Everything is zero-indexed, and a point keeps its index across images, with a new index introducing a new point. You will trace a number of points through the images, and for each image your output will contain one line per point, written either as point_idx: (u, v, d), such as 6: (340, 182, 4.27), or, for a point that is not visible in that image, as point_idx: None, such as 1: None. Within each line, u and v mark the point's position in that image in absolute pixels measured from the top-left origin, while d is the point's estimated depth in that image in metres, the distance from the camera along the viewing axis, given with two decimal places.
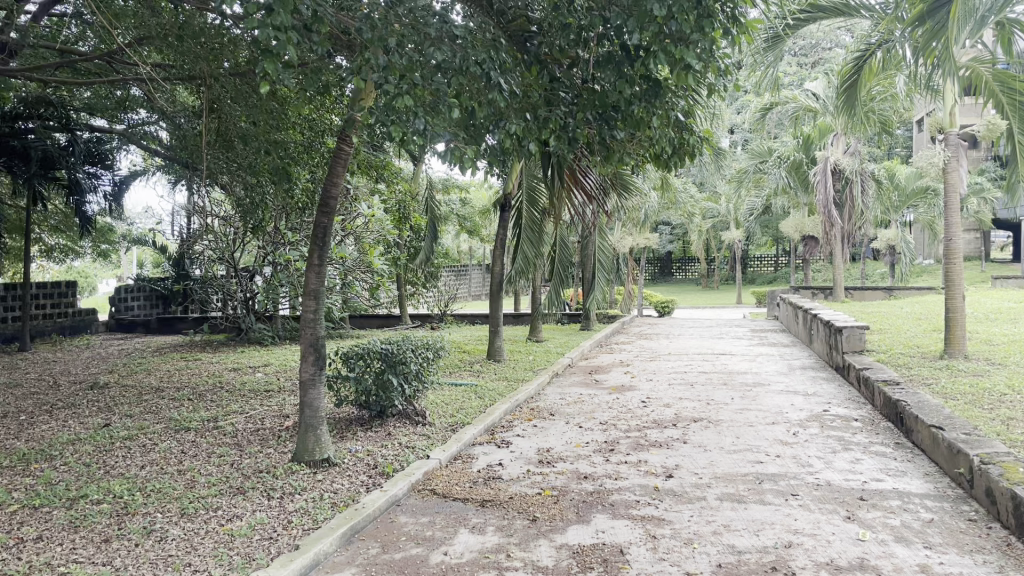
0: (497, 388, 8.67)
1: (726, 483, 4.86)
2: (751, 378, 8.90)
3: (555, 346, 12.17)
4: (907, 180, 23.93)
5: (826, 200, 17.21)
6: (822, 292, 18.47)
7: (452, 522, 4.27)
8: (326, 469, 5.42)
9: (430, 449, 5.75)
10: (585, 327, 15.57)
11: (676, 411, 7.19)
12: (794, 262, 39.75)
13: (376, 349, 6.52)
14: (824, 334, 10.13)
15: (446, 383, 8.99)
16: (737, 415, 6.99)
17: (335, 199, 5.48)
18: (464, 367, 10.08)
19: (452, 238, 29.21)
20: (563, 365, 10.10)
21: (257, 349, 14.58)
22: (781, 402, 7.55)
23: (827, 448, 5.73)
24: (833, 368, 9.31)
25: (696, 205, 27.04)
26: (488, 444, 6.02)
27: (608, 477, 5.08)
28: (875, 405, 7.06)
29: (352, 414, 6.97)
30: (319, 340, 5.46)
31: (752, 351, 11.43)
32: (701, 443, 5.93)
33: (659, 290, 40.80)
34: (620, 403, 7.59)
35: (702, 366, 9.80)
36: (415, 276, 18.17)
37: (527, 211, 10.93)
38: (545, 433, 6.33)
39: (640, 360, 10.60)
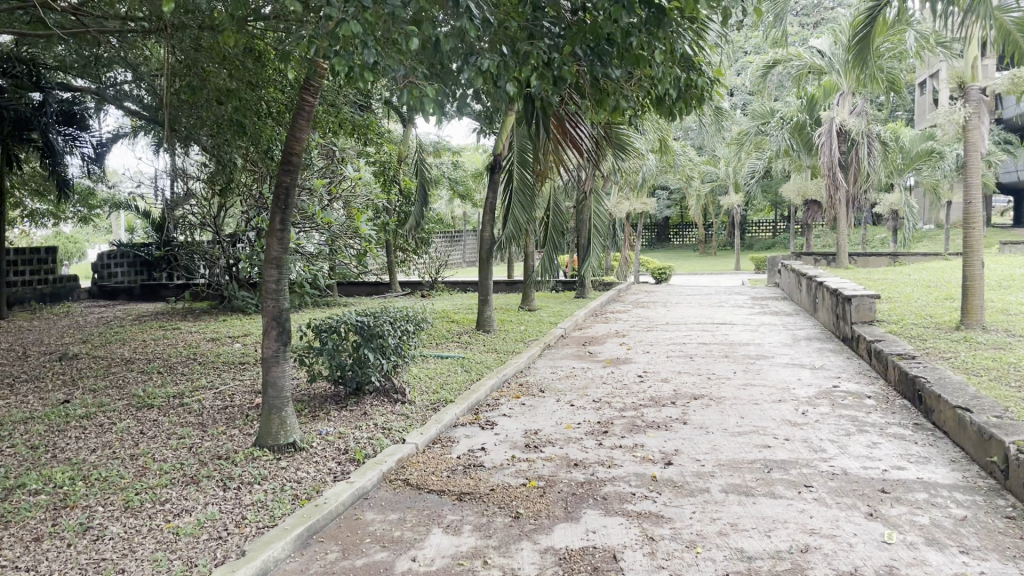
0: (485, 361, 8.17)
1: (731, 473, 4.37)
2: (754, 350, 8.41)
3: (548, 315, 11.65)
4: (911, 142, 23.33)
5: (831, 162, 16.59)
6: (824, 258, 17.95)
7: (424, 521, 3.79)
8: (291, 455, 4.93)
9: (407, 432, 5.26)
10: (579, 296, 15.06)
11: (675, 387, 6.70)
12: (793, 227, 39.20)
13: (351, 322, 6.01)
14: (830, 302, 9.65)
15: (431, 356, 8.48)
16: (741, 391, 6.51)
17: (298, 157, 4.94)
18: (451, 339, 9.57)
19: (446, 202, 28.60)
20: (556, 336, 9.60)
21: (240, 318, 14.05)
22: (787, 377, 7.07)
23: (840, 430, 5.25)
24: (840, 339, 8.83)
25: (695, 169, 26.40)
26: (470, 426, 5.53)
27: (600, 464, 4.60)
28: (888, 380, 6.58)
29: (327, 392, 6.47)
30: (281, 313, 4.95)
31: (753, 320, 10.94)
32: (702, 425, 5.45)
33: (656, 256, 40.28)
34: (615, 378, 7.11)
35: (702, 337, 9.31)
36: (405, 242, 17.60)
37: (518, 173, 10.35)
38: (533, 413, 5.84)
39: (637, 331, 10.10)
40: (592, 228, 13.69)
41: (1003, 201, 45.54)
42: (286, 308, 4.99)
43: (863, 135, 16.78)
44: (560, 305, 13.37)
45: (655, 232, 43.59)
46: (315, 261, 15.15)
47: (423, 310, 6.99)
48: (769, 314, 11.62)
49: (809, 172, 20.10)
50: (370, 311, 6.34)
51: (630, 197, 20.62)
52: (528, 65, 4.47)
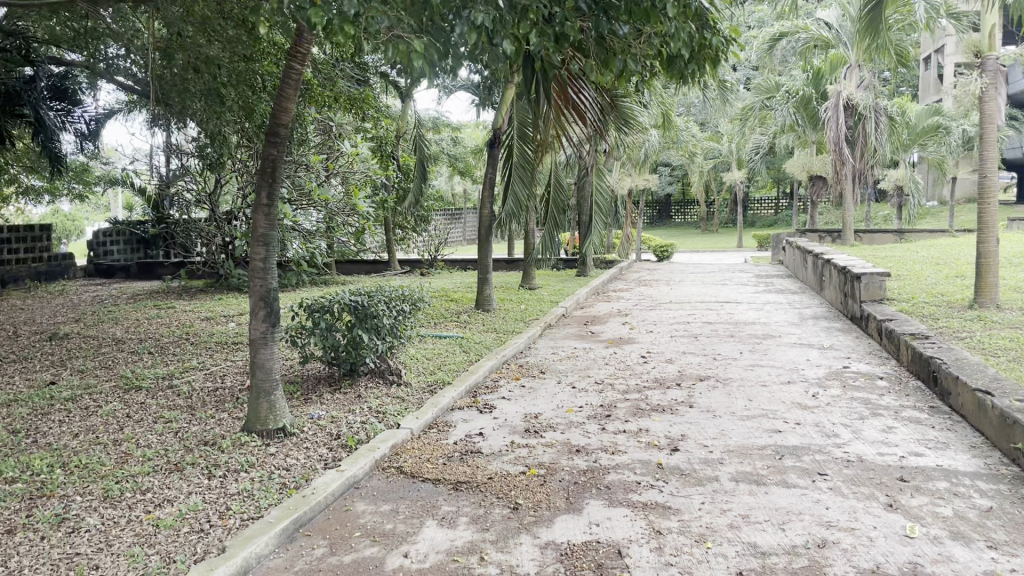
0: (484, 341, 7.96)
1: (741, 460, 4.16)
2: (760, 330, 8.19)
3: (549, 294, 11.42)
4: (918, 117, 22.99)
5: (837, 137, 16.26)
6: (829, 235, 17.69)
7: (417, 512, 3.59)
8: (280, 440, 4.72)
9: (402, 415, 5.05)
10: (581, 274, 14.82)
11: (680, 368, 6.49)
12: (796, 204, 38.87)
13: (344, 301, 5.79)
14: (837, 280, 9.41)
15: (429, 337, 8.26)
16: (748, 372, 6.29)
17: (286, 127, 4.70)
18: (449, 318, 9.35)
19: (445, 178, 28.27)
20: (557, 316, 9.37)
21: (236, 297, 13.82)
22: (796, 357, 6.85)
23: (853, 413, 5.03)
24: (848, 318, 8.61)
25: (698, 145, 26.05)
26: (468, 409, 5.32)
27: (603, 451, 4.39)
28: (900, 361, 6.36)
29: (320, 374, 6.26)
30: (269, 292, 4.73)
31: (758, 298, 10.71)
32: (709, 408, 5.24)
33: (657, 234, 39.97)
34: (618, 359, 6.90)
35: (707, 316, 9.08)
36: (404, 220, 17.33)
37: (518, 148, 10.09)
38: (533, 395, 5.63)
39: (639, 310, 9.87)
40: (594, 205, 13.42)
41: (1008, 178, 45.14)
42: (275, 287, 4.77)
43: (870, 109, 16.45)
44: (561, 283, 13.13)
45: (657, 209, 43.24)
46: (312, 239, 14.90)
47: (420, 289, 6.76)
48: (774, 292, 11.39)
49: (814, 147, 19.78)
50: (364, 291, 6.12)
51: (632, 173, 20.31)
52: (527, 20, 4.17)
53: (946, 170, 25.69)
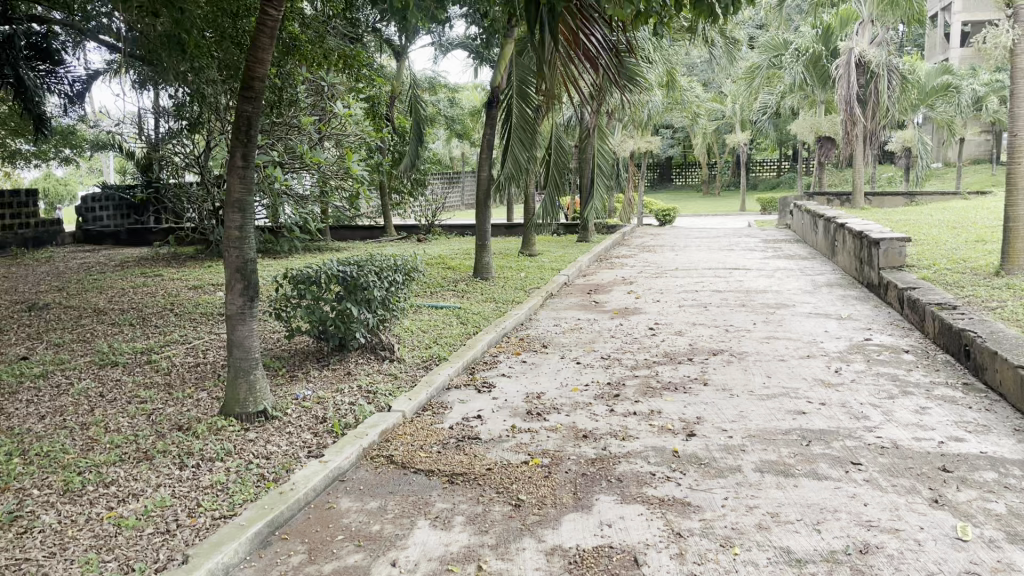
0: (482, 313, 7.57)
1: (765, 447, 3.79)
2: (772, 299, 7.79)
3: (550, 261, 11.01)
4: (928, 76, 22.39)
5: (848, 96, 15.64)
6: (837, 198, 17.23)
7: (408, 510, 3.22)
8: (261, 425, 4.35)
9: (394, 396, 4.68)
10: (582, 239, 14.39)
11: (691, 341, 6.11)
12: (799, 166, 38.28)
13: (332, 272, 5.38)
14: (851, 246, 8.99)
15: (426, 308, 7.87)
16: (764, 346, 5.91)
17: (261, 83, 4.25)
18: (445, 287, 8.95)
19: (443, 142, 27.66)
20: (559, 285, 8.97)
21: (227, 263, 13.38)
22: (813, 328, 6.46)
23: (882, 392, 4.65)
24: (864, 286, 8.19)
25: (701, 107, 25.44)
26: (465, 388, 4.94)
27: (612, 437, 4.01)
28: (926, 333, 5.96)
29: (307, 349, 5.87)
30: (246, 264, 4.32)
31: (767, 265, 10.30)
32: (725, 386, 4.86)
33: (658, 197, 39.42)
34: (625, 331, 6.52)
35: (717, 284, 8.68)
36: (400, 184, 16.84)
37: (518, 107, 9.61)
38: (535, 372, 5.26)
39: (645, 278, 9.47)
40: (596, 168, 12.94)
41: None
42: (253, 258, 4.37)
43: (882, 67, 15.86)
44: (562, 249, 12.71)
45: (658, 171, 42.62)
46: (305, 204, 14.44)
47: (414, 258, 6.36)
48: (784, 258, 10.97)
49: (822, 107, 19.23)
50: (355, 260, 5.72)
51: (634, 134, 19.77)
52: None
53: (954, 131, 25.11)
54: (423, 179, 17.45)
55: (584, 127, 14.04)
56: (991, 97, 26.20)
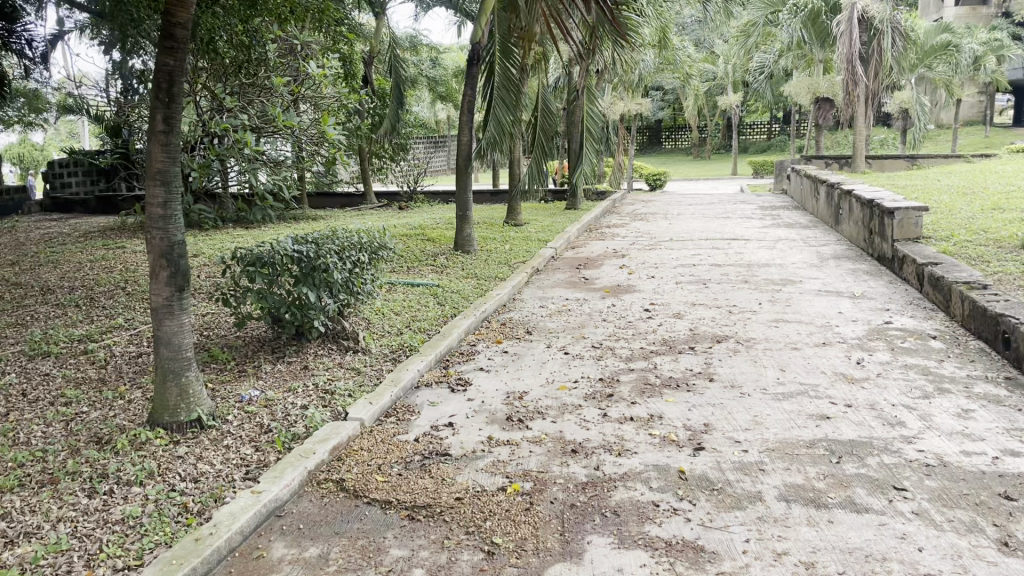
0: (462, 292, 6.94)
1: (788, 467, 3.18)
2: (777, 274, 7.16)
3: (536, 231, 10.34)
4: (927, 34, 21.62)
5: (850, 54, 14.90)
6: (836, 161, 16.56)
7: (354, 560, 2.60)
8: (194, 437, 3.70)
9: (354, 398, 4.04)
10: (571, 207, 13.68)
11: (691, 326, 5.48)
12: (791, 128, 37.53)
13: (287, 254, 4.73)
14: (859, 215, 8.37)
15: (400, 287, 7.21)
16: (773, 331, 5.28)
17: (186, 31, 3.55)
18: (424, 263, 8.27)
19: (427, 104, 26.77)
20: (546, 258, 8.31)
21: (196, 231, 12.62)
22: (825, 309, 5.84)
23: (914, 390, 4.04)
24: (874, 259, 7.59)
25: (693, 67, 24.64)
26: (437, 386, 4.31)
27: (606, 451, 3.39)
28: (952, 315, 5.37)
29: (261, 340, 5.22)
30: (172, 248, 3.66)
31: (767, 234, 9.67)
32: (734, 383, 4.24)
33: (647, 161, 38.64)
34: (619, 314, 5.89)
35: (715, 258, 8.05)
36: (380, 148, 16.09)
37: (501, 66, 8.87)
38: (518, 366, 4.63)
39: (637, 250, 8.83)
40: (585, 131, 12.23)
41: (1007, 98, 43.72)
42: (181, 240, 3.71)
43: (885, 22, 15.08)
44: (550, 218, 12.03)
45: (648, 134, 41.75)
46: (279, 170, 13.66)
47: (381, 234, 5.70)
48: (784, 226, 10.34)
49: (820, 67, 18.46)
50: (313, 237, 5.07)
51: (624, 96, 18.97)
52: None
53: (953, 91, 24.41)
54: (405, 143, 16.66)
55: (572, 87, 13.29)
56: (990, 56, 25.46)
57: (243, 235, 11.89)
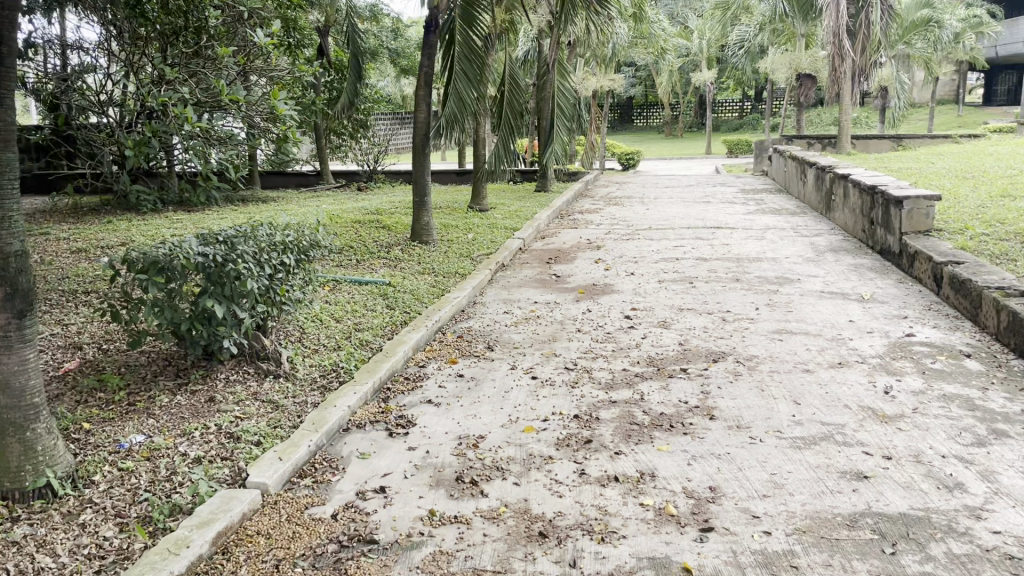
0: (416, 292, 6.07)
1: (826, 561, 2.37)
2: (771, 271, 6.37)
3: (503, 217, 9.49)
4: (909, 9, 20.91)
5: (836, 27, 14.22)
6: (818, 141, 15.85)
7: None
8: (42, 511, 2.79)
9: (263, 452, 3.16)
10: (541, 189, 12.84)
11: (680, 339, 4.67)
12: (764, 106, 36.95)
13: (189, 260, 3.81)
14: (856, 202, 7.62)
15: (345, 286, 6.31)
16: (777, 346, 4.48)
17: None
18: (375, 257, 7.37)
19: (391, 80, 25.70)
20: (513, 251, 7.47)
21: (131, 215, 11.59)
22: (833, 316, 5.06)
23: (965, 433, 3.26)
24: (876, 252, 6.85)
25: (667, 42, 23.83)
26: (372, 428, 3.44)
27: (584, 534, 2.55)
28: (983, 326, 4.61)
29: (163, 361, 4.29)
30: (7, 262, 2.79)
31: (753, 222, 8.90)
32: (740, 422, 3.42)
33: (618, 139, 37.82)
34: (596, 323, 5.06)
35: (701, 250, 7.26)
36: (339, 125, 15.11)
37: (463, 34, 7.93)
38: (475, 398, 3.77)
39: (613, 240, 8.01)
40: (556, 108, 11.33)
41: (976, 76, 43.48)
42: (19, 250, 2.85)
43: None
44: (518, 202, 11.18)
45: (619, 111, 40.93)
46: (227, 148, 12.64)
47: (315, 230, 4.80)
48: (770, 213, 9.58)
49: (802, 42, 17.71)
50: (226, 237, 4.16)
51: (596, 71, 18.11)
52: None
53: (933, 69, 23.77)
54: (365, 120, 15.66)
55: (543, 61, 12.39)
56: (969, 33, 24.85)
57: (184, 221, 10.89)
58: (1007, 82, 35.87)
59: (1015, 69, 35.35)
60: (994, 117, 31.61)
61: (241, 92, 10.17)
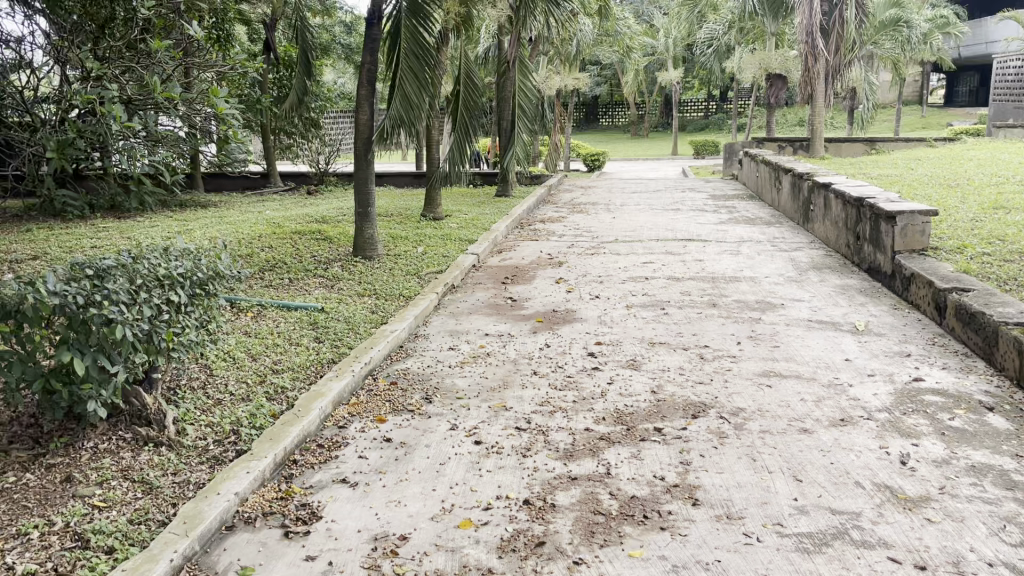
0: (353, 319, 5.33)
1: None
2: (751, 294, 5.72)
3: (458, 227, 8.77)
4: (878, 9, 20.60)
5: (809, 26, 13.76)
6: (789, 145, 15.35)
7: None
8: None
9: (111, 568, 2.40)
10: (501, 194, 12.14)
11: (653, 385, 3.98)
12: (730, 107, 36.63)
13: (44, 302, 3.02)
14: (838, 214, 7.03)
15: (271, 313, 5.55)
16: (766, 395, 3.81)
17: None
18: (311, 275, 6.62)
19: (349, 78, 24.82)
20: (465, 268, 6.75)
21: (54, 222, 10.63)
22: (826, 353, 4.41)
23: (1010, 526, 2.60)
24: (864, 271, 6.24)
25: (633, 40, 23.29)
26: (264, 523, 2.69)
27: None
28: (999, 368, 4.00)
29: (26, 420, 3.47)
30: None
31: (727, 233, 8.27)
32: (731, 511, 2.73)
33: (584, 139, 37.30)
34: (553, 362, 4.34)
35: (671, 268, 6.59)
36: (289, 124, 14.28)
37: (410, 27, 7.16)
38: (401, 474, 3.03)
39: (576, 255, 7.32)
40: (517, 109, 10.65)
41: (938, 78, 43.69)
42: None
43: None
44: (476, 208, 10.48)
45: (585, 111, 40.43)
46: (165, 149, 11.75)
47: (221, 258, 4.01)
48: (743, 222, 8.98)
49: (772, 40, 17.20)
50: (97, 270, 3.37)
51: (561, 69, 17.46)
52: None
53: (901, 69, 23.53)
54: (317, 118, 14.80)
55: (503, 58, 11.68)
56: (937, 34, 24.65)
57: (112, 229, 10.02)
58: (969, 83, 36.01)
59: (978, 71, 35.47)
60: (958, 118, 31.61)
61: (176, 89, 9.22)
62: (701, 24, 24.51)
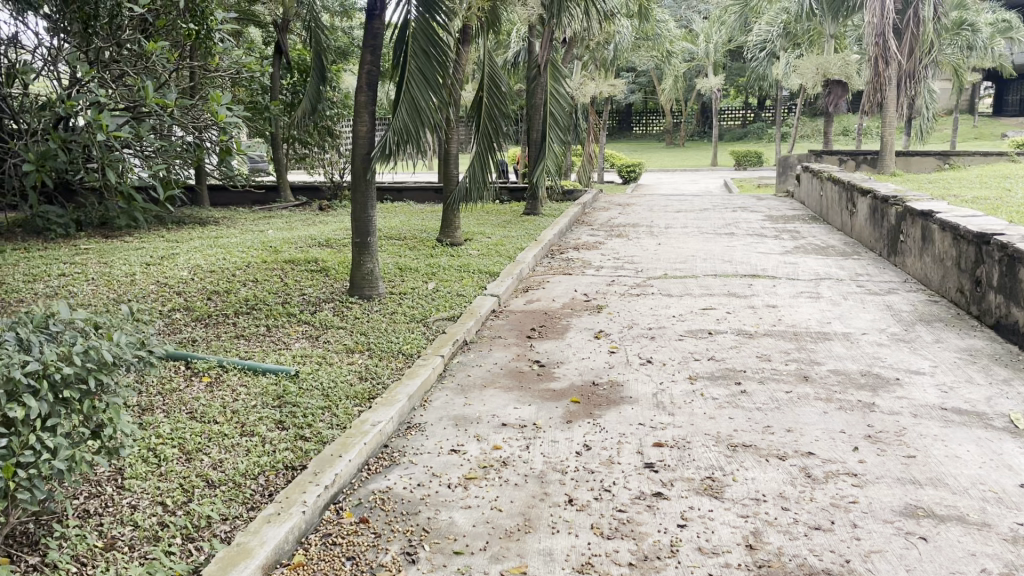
0: (332, 389, 4.11)
1: None
2: (851, 361, 4.40)
3: (479, 255, 7.55)
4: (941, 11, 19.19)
5: (880, 26, 12.44)
6: (851, 158, 13.99)
7: None
8: None
9: None
10: (530, 212, 10.92)
11: (748, 531, 2.68)
12: (771, 115, 35.15)
13: None
14: (946, 251, 5.67)
15: (232, 379, 4.34)
16: (924, 558, 2.50)
17: None
18: (294, 321, 5.41)
19: None
20: (483, 313, 5.51)
21: (32, 242, 9.56)
22: (989, 470, 3.09)
23: None
24: (991, 326, 4.89)
25: (673, 44, 21.89)
26: None
27: None
28: None
29: None
30: None
31: (798, 267, 6.93)
32: None
33: (618, 148, 36.03)
34: (596, 480, 3.06)
35: (739, 318, 5.29)
36: (302, 133, 13.14)
37: (420, 20, 5.90)
38: None
39: (619, 296, 6.03)
40: (550, 117, 9.39)
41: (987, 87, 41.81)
42: None
43: None
44: (501, 230, 9.26)
45: (618, 118, 39.12)
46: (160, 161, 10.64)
47: (122, 337, 2.79)
48: (813, 252, 7.62)
49: (830, 44, 15.82)
50: None
51: (597, 75, 16.24)
52: None
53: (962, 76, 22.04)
54: (333, 126, 13.63)
55: (534, 62, 10.47)
56: (1000, 39, 23.13)
57: (93, 251, 8.91)
58: (1022, 91, 34.10)
59: None
60: (1014, 127, 29.90)
61: (170, 94, 7.97)
62: (745, 28, 23.14)
